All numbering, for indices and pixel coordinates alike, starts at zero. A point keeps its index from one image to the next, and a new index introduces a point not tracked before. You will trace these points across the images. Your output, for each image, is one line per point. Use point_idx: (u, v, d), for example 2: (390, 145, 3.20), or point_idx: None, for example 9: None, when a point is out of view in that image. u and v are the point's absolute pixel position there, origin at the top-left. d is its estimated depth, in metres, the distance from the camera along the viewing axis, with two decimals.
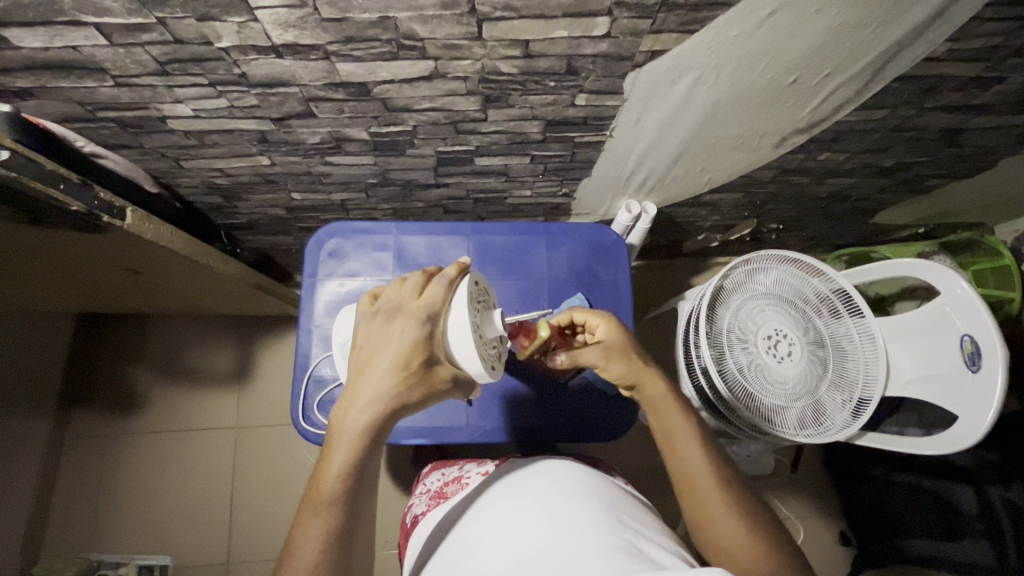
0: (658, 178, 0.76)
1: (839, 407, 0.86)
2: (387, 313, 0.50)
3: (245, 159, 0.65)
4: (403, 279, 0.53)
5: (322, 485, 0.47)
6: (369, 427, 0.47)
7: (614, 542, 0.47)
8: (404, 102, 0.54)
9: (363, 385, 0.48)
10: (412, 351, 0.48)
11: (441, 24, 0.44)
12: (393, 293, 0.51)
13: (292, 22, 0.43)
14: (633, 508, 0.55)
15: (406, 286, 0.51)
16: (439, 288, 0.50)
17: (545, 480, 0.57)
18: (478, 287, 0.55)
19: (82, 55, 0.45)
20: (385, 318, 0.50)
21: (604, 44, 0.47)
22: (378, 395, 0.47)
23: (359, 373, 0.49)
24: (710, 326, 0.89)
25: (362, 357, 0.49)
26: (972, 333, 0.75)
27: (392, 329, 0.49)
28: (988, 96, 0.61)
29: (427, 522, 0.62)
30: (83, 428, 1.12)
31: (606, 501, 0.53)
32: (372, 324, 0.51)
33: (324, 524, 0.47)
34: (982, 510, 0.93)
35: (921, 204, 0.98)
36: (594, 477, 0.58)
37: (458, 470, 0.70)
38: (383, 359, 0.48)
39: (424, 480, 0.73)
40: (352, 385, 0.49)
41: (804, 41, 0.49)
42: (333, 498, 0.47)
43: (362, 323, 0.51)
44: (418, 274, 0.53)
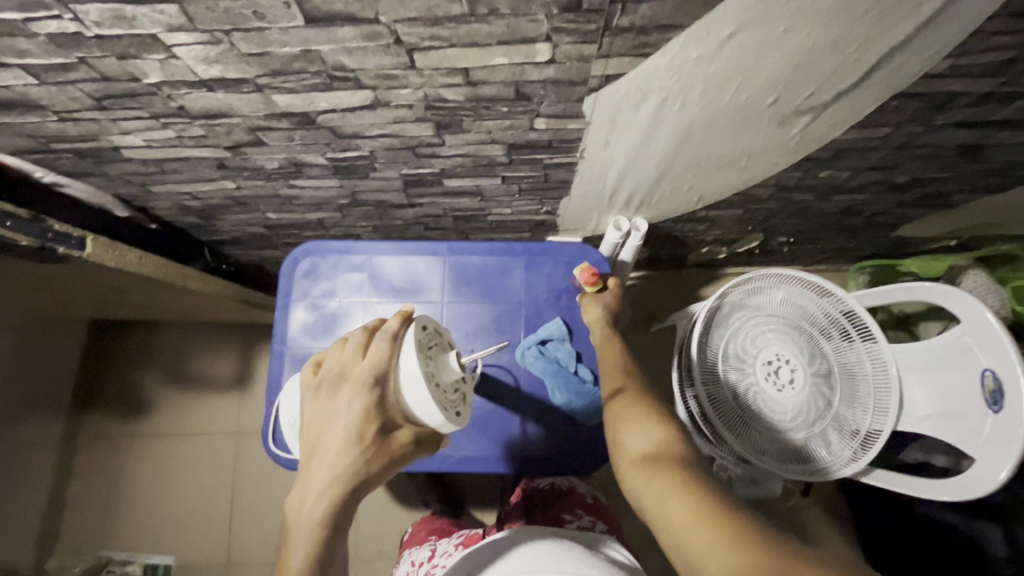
0: (643, 197, 0.72)
1: (844, 441, 0.79)
2: (331, 382, 0.44)
3: (210, 183, 0.64)
4: (345, 340, 0.47)
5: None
6: (326, 518, 0.41)
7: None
8: (353, 130, 0.52)
9: (315, 471, 0.42)
10: (364, 421, 0.42)
11: (369, 55, 0.41)
12: (335, 358, 0.46)
13: (213, 58, 0.41)
14: (592, 564, 0.51)
15: (348, 348, 0.46)
16: (383, 343, 0.45)
17: (503, 566, 0.53)
18: (428, 332, 0.49)
19: (18, 94, 0.45)
20: (329, 389, 0.44)
21: (551, 70, 0.43)
22: (333, 479, 0.41)
23: (310, 457, 0.42)
24: (704, 352, 0.84)
25: (311, 438, 0.43)
26: (995, 368, 0.68)
27: (340, 400, 0.43)
28: (1009, 111, 0.54)
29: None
30: (94, 431, 1.17)
31: (563, 572, 0.50)
32: (317, 398, 0.45)
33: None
34: (1010, 551, 0.84)
35: (948, 218, 0.89)
36: (558, 551, 0.53)
37: (428, 557, 0.66)
38: (333, 436, 0.42)
39: (397, 570, 0.70)
40: (302, 471, 0.42)
41: (777, 62, 0.44)
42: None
43: (306, 398, 0.45)
44: (361, 332, 0.47)
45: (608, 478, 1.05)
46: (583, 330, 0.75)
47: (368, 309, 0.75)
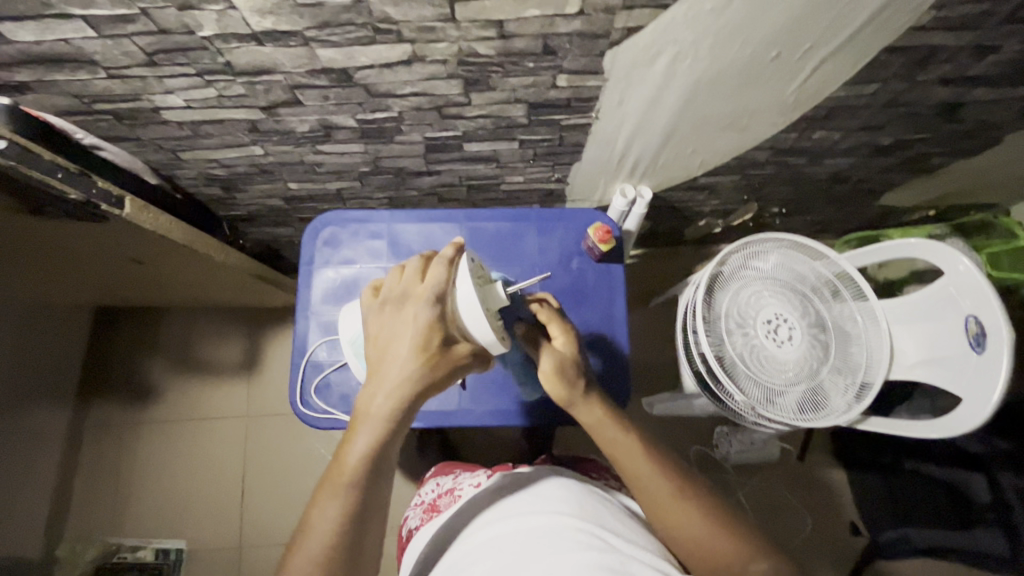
0: (649, 162, 0.76)
1: (841, 391, 0.84)
2: (396, 300, 0.50)
3: (239, 149, 0.67)
4: (404, 265, 0.52)
5: (343, 469, 0.48)
6: (392, 411, 0.48)
7: (595, 559, 0.46)
8: (386, 88, 0.55)
9: (384, 372, 0.48)
10: (428, 333, 0.48)
11: (413, 6, 0.44)
12: (396, 281, 0.51)
13: (268, 9, 0.44)
14: (617, 521, 0.54)
15: (408, 272, 0.51)
16: (441, 269, 0.49)
17: (533, 497, 0.55)
18: (476, 262, 0.54)
19: (74, 48, 0.47)
20: (394, 306, 0.50)
21: (578, 21, 0.47)
22: (400, 380, 0.47)
23: (379, 360, 0.49)
24: (709, 308, 0.85)
25: (379, 345, 0.49)
26: (977, 313, 0.73)
27: (406, 315, 0.49)
28: (982, 66, 0.60)
29: (422, 536, 0.61)
30: (100, 418, 1.16)
31: (591, 518, 0.52)
32: (383, 312, 0.50)
33: (343, 506, 0.47)
34: (993, 497, 0.90)
35: (928, 185, 0.95)
36: (581, 491, 0.57)
37: (453, 479, 0.68)
38: (401, 345, 0.48)
39: (421, 489, 0.72)
40: (372, 370, 0.49)
41: (780, 13, 0.48)
42: (353, 482, 0.47)
43: (372, 312, 0.51)
44: (419, 258, 0.52)
45: None
46: (595, 290, 0.78)
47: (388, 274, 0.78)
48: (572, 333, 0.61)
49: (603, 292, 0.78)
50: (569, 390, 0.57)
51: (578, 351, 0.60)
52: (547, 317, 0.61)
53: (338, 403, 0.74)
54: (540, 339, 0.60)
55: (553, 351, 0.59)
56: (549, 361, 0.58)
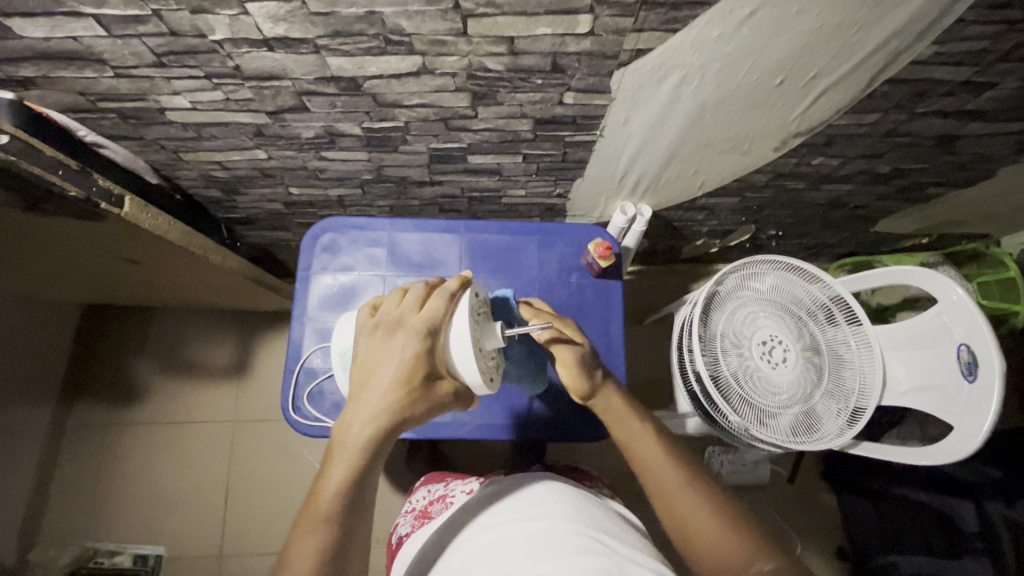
0: (651, 180, 0.76)
1: (833, 416, 0.83)
2: (388, 326, 0.49)
3: (242, 152, 0.66)
4: (403, 291, 0.52)
5: (320, 501, 0.46)
6: (371, 443, 0.46)
7: (587, 559, 0.44)
8: (394, 98, 0.56)
9: (365, 400, 0.47)
10: (413, 364, 0.48)
11: (426, 20, 0.45)
12: (393, 305, 0.51)
13: (282, 16, 0.44)
14: (612, 524, 0.53)
15: (407, 298, 0.51)
16: (439, 301, 0.50)
17: (526, 502, 0.54)
18: (478, 298, 0.55)
19: (82, 46, 0.47)
20: (386, 332, 0.49)
21: (588, 41, 0.48)
22: (378, 410, 0.46)
23: (361, 387, 0.48)
24: (706, 329, 0.86)
25: (363, 371, 0.48)
26: (969, 341, 0.73)
27: (394, 343, 0.49)
28: (980, 101, 0.61)
29: (411, 543, 0.60)
30: (84, 418, 1.14)
31: (584, 520, 0.51)
32: (372, 337, 0.50)
33: (319, 542, 0.44)
34: (981, 527, 0.91)
35: (921, 213, 0.97)
36: (578, 498, 0.56)
37: (445, 487, 0.67)
38: (385, 373, 0.47)
39: (411, 497, 0.71)
40: (354, 397, 0.48)
41: (788, 42, 0.49)
42: (331, 516, 0.45)
43: (362, 335, 0.50)
44: (421, 285, 0.53)
45: (605, 461, 1.08)
46: (593, 307, 0.78)
47: (386, 283, 0.77)
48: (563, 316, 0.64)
49: (600, 309, 0.78)
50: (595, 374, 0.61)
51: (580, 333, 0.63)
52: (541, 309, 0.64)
53: (330, 410, 0.73)
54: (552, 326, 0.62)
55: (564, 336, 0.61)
56: (570, 349, 0.61)
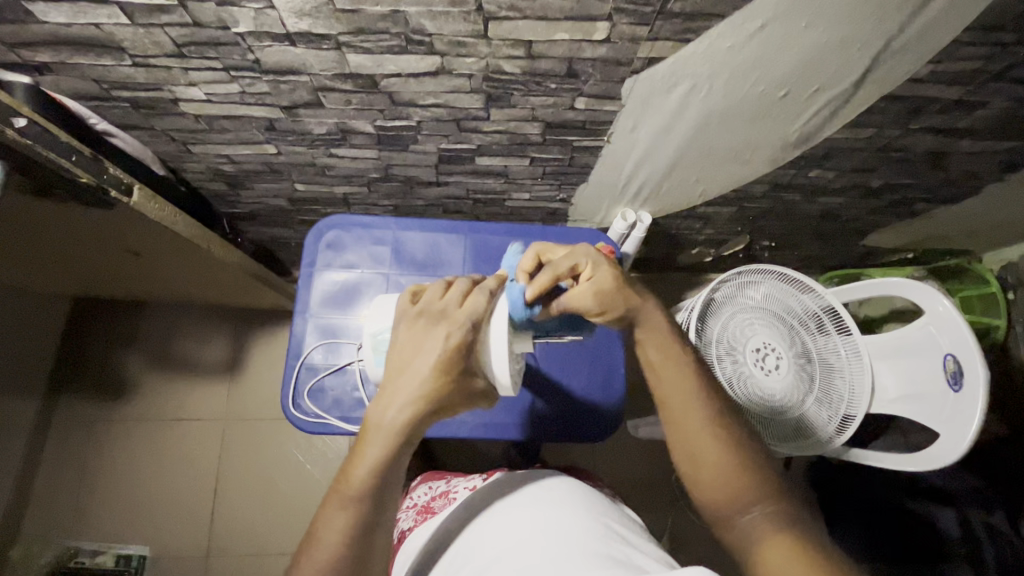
0: (653, 187, 0.78)
1: (824, 423, 0.84)
2: (431, 316, 0.50)
3: (252, 147, 0.67)
4: (448, 284, 0.53)
5: (351, 482, 0.47)
6: (405, 429, 0.47)
7: (598, 549, 0.46)
8: (409, 97, 0.56)
9: (402, 386, 0.48)
10: (455, 355, 0.48)
11: (449, 21, 0.46)
12: (437, 295, 0.52)
13: (307, 12, 0.45)
14: (619, 514, 0.54)
15: (452, 292, 0.52)
16: (481, 298, 0.51)
17: (537, 489, 0.55)
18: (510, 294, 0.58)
19: (104, 33, 0.47)
20: (430, 322, 0.50)
21: (604, 48, 0.49)
22: (416, 397, 0.47)
23: (399, 372, 0.49)
24: (702, 335, 0.88)
25: (402, 358, 0.49)
26: (954, 351, 0.76)
27: (436, 333, 0.49)
28: (970, 119, 0.64)
29: (415, 537, 0.60)
30: (69, 413, 1.11)
31: (594, 508, 0.53)
32: (416, 324, 0.50)
33: (348, 520, 0.47)
34: (964, 534, 0.92)
35: (908, 228, 1.00)
36: (586, 490, 0.56)
37: (447, 483, 0.67)
38: (424, 361, 0.48)
39: (412, 493, 0.70)
40: (391, 381, 0.49)
41: (794, 56, 0.51)
42: (361, 496, 0.47)
43: (404, 322, 0.51)
44: (464, 280, 0.54)
45: (599, 464, 1.09)
46: None
47: (390, 281, 0.77)
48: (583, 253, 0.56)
49: None
50: (627, 310, 0.55)
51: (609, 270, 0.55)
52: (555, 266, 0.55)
53: (331, 407, 0.73)
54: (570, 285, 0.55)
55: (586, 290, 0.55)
56: (591, 298, 0.54)
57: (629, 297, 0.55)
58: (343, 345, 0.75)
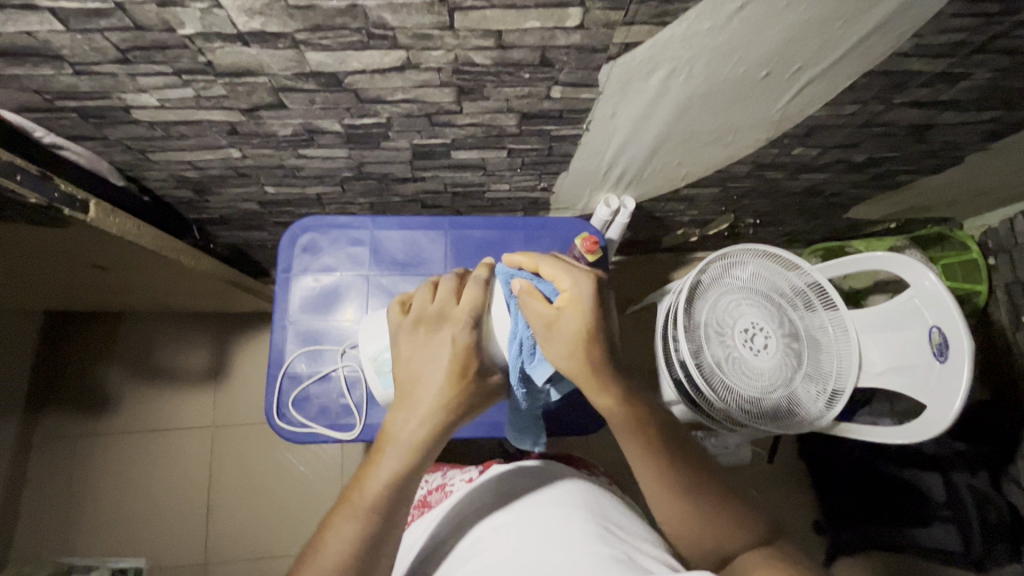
0: (636, 172, 0.76)
1: (813, 399, 0.84)
2: (433, 323, 0.49)
3: (215, 152, 0.63)
4: (435, 286, 0.52)
5: (366, 490, 0.46)
6: (426, 440, 0.47)
7: (602, 548, 0.45)
8: (376, 93, 0.54)
9: (418, 396, 0.47)
10: (467, 358, 0.48)
11: (411, 13, 0.43)
12: (427, 301, 0.51)
13: (257, 9, 0.41)
14: (617, 512, 0.54)
15: (443, 292, 0.51)
16: (476, 292, 0.51)
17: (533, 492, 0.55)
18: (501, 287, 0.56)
19: (38, 41, 0.44)
20: (431, 329, 0.49)
21: (578, 35, 0.47)
22: (438, 406, 0.47)
23: (413, 385, 0.48)
24: (689, 318, 0.85)
25: (412, 370, 0.48)
26: (940, 323, 0.76)
27: (441, 340, 0.48)
28: (954, 91, 0.63)
29: (411, 533, 0.59)
30: (49, 431, 1.08)
31: (595, 511, 0.51)
32: (415, 333, 0.49)
33: (363, 528, 0.45)
34: (948, 497, 0.94)
35: (892, 200, 1.00)
36: (586, 489, 0.56)
37: (442, 476, 0.67)
38: (438, 370, 0.47)
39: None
40: (406, 395, 0.48)
41: (775, 35, 0.49)
42: (377, 503, 0.45)
43: (403, 334, 0.50)
44: (450, 278, 0.53)
45: (592, 450, 1.09)
46: None
47: (370, 283, 0.75)
48: (582, 288, 0.49)
49: None
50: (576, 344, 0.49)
51: (583, 318, 0.48)
52: (548, 270, 0.51)
53: (317, 416, 0.72)
54: (535, 294, 0.50)
55: (548, 313, 0.49)
56: (540, 322, 0.49)
57: (582, 364, 0.49)
58: (326, 352, 0.73)
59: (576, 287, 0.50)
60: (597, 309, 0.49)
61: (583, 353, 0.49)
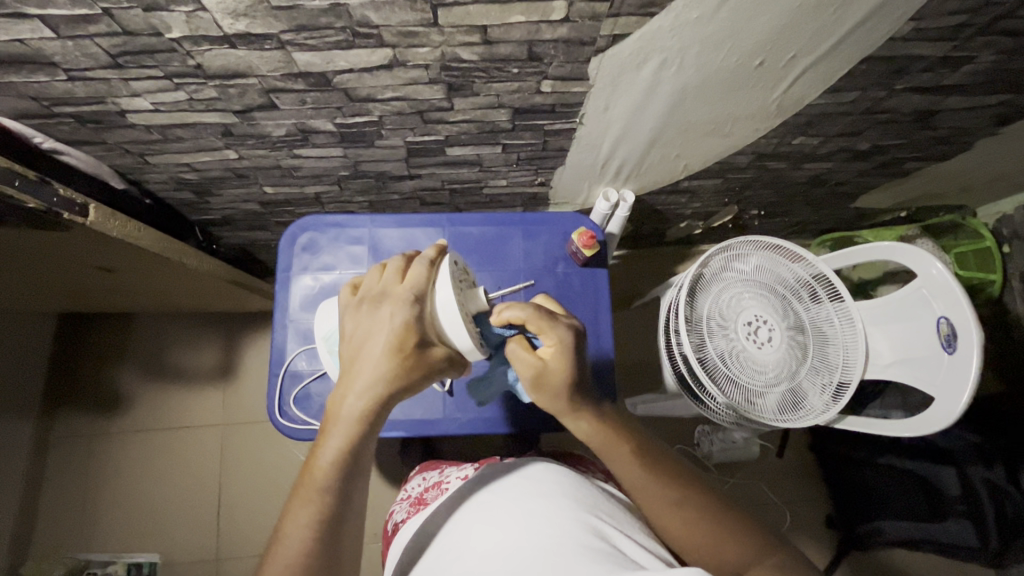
0: (633, 165, 0.75)
1: (818, 391, 0.83)
2: (372, 299, 0.49)
3: (212, 154, 0.64)
4: (383, 265, 0.52)
5: (315, 471, 0.46)
6: (365, 415, 0.47)
7: (590, 540, 0.45)
8: (366, 92, 0.54)
9: (357, 371, 0.47)
10: (404, 333, 0.47)
11: (395, 11, 0.43)
12: (374, 280, 0.50)
13: (241, 11, 0.42)
14: (608, 504, 0.53)
15: (388, 271, 0.50)
16: (421, 268, 0.49)
17: (521, 481, 0.55)
18: (459, 266, 0.53)
19: (31, 49, 0.44)
20: (371, 305, 0.49)
21: (564, 28, 0.47)
22: (374, 380, 0.46)
23: (353, 360, 0.48)
24: (691, 311, 0.84)
25: (353, 346, 0.48)
26: (948, 314, 0.74)
27: (379, 315, 0.48)
28: (958, 75, 0.61)
29: (406, 529, 0.59)
30: (65, 430, 1.11)
31: (583, 501, 0.51)
32: (358, 311, 0.49)
33: (315, 512, 0.45)
34: (963, 491, 0.93)
35: (901, 188, 0.98)
36: (576, 480, 0.56)
37: (439, 473, 0.67)
38: (375, 344, 0.47)
39: (406, 485, 0.70)
40: (347, 373, 0.48)
41: (767, 23, 0.48)
42: (326, 484, 0.46)
43: (348, 312, 0.50)
44: (399, 257, 0.52)
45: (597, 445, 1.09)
46: (580, 295, 0.77)
47: None
48: (565, 339, 0.52)
49: (587, 297, 0.77)
50: (557, 395, 0.53)
51: (566, 364, 0.52)
52: (535, 322, 0.52)
53: (317, 413, 0.73)
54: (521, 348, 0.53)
55: (532, 366, 0.52)
56: (528, 372, 0.53)
57: (563, 405, 0.53)
58: None
59: (559, 343, 0.51)
60: (579, 356, 0.52)
61: (566, 399, 0.53)
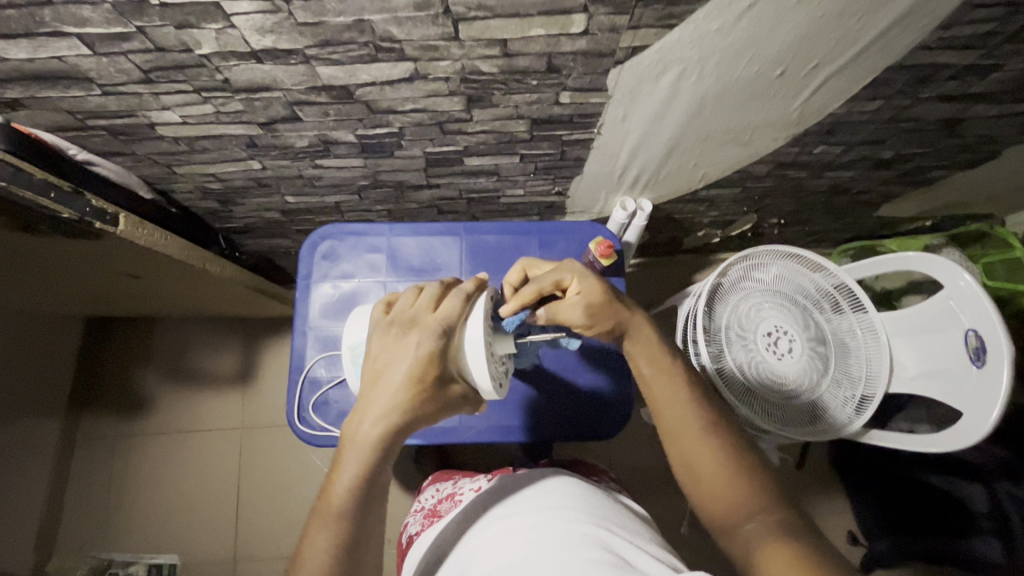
0: (651, 174, 0.75)
1: (842, 404, 0.81)
2: (401, 325, 0.50)
3: (237, 164, 0.66)
4: (419, 290, 0.53)
5: (332, 497, 0.47)
6: (380, 443, 0.47)
7: (600, 551, 0.45)
8: (387, 104, 0.55)
9: (374, 397, 0.47)
10: (426, 364, 0.48)
11: (417, 25, 0.43)
12: (408, 304, 0.52)
13: (269, 28, 0.43)
14: (622, 517, 0.53)
15: (422, 298, 0.52)
16: (455, 302, 0.51)
17: (534, 495, 0.54)
18: (490, 304, 0.56)
19: (69, 66, 0.46)
20: (399, 330, 0.50)
21: (583, 41, 0.47)
22: (393, 409, 0.46)
23: (373, 383, 0.48)
24: (709, 320, 0.83)
25: (376, 368, 0.49)
26: (976, 326, 0.71)
27: (406, 342, 0.49)
28: (985, 83, 0.60)
29: (421, 541, 0.59)
30: (91, 432, 1.14)
31: (594, 514, 0.51)
32: (386, 334, 0.50)
33: (333, 536, 0.46)
34: (991, 508, 0.90)
35: (925, 196, 0.96)
36: (588, 492, 0.56)
37: (453, 485, 0.67)
38: (397, 372, 0.47)
39: (421, 496, 0.71)
40: (366, 396, 0.48)
41: (788, 33, 0.48)
42: (343, 511, 0.46)
43: (377, 332, 0.51)
44: (435, 286, 0.53)
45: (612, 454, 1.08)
46: None
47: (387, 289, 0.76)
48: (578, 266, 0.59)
49: None
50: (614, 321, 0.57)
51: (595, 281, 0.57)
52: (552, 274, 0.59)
53: (336, 420, 0.73)
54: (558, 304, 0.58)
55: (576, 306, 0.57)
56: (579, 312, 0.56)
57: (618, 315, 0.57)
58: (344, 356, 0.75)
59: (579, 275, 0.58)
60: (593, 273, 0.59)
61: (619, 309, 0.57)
